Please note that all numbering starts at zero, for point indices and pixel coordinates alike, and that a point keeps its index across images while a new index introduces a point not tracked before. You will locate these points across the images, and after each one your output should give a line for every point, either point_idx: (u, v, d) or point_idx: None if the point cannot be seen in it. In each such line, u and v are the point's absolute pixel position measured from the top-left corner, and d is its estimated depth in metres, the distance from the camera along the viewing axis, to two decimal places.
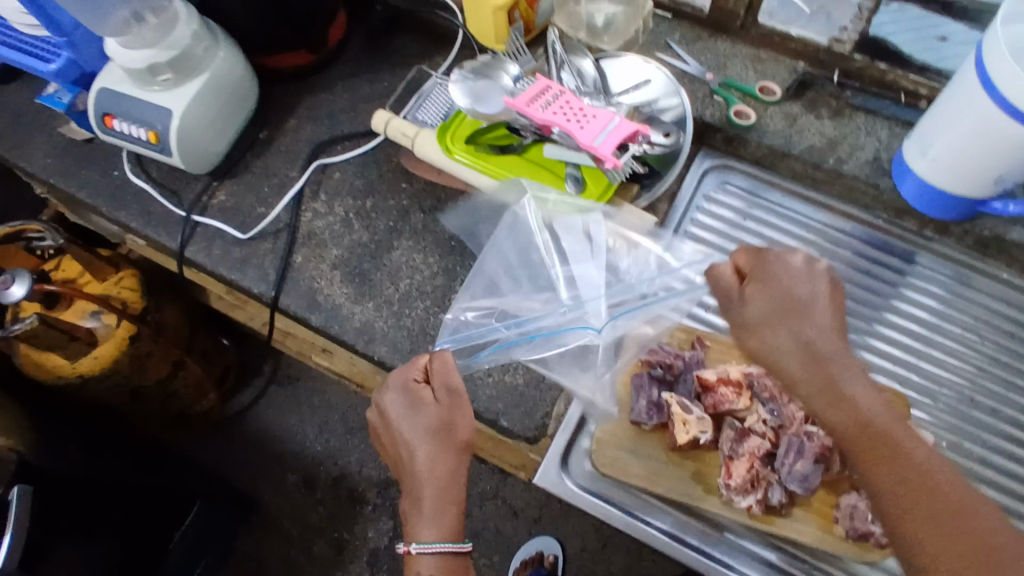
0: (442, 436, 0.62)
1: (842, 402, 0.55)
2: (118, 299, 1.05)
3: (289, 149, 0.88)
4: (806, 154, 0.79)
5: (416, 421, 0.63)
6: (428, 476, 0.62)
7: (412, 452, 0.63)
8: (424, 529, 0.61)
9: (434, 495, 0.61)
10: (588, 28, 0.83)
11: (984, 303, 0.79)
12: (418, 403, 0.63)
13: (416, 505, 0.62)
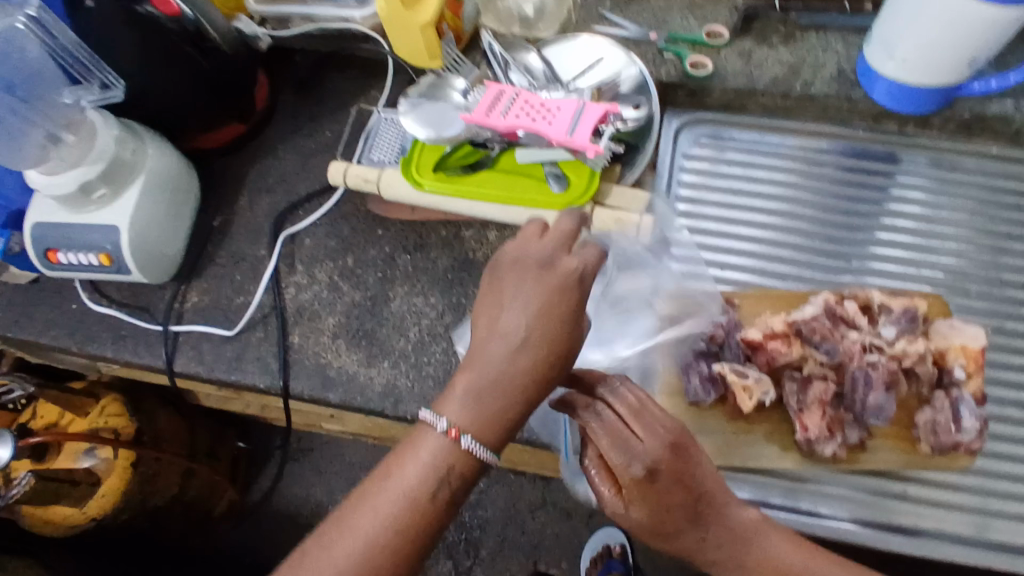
0: (562, 338, 0.51)
1: (747, 548, 0.55)
2: (107, 428, 0.98)
3: (250, 228, 0.83)
4: (772, 86, 0.77)
5: (545, 299, 0.52)
6: (524, 365, 0.50)
7: (521, 331, 0.51)
8: (458, 410, 0.49)
9: (506, 386, 0.50)
10: (520, 19, 0.80)
11: (980, 182, 0.79)
12: (563, 287, 0.52)
13: (472, 385, 0.50)
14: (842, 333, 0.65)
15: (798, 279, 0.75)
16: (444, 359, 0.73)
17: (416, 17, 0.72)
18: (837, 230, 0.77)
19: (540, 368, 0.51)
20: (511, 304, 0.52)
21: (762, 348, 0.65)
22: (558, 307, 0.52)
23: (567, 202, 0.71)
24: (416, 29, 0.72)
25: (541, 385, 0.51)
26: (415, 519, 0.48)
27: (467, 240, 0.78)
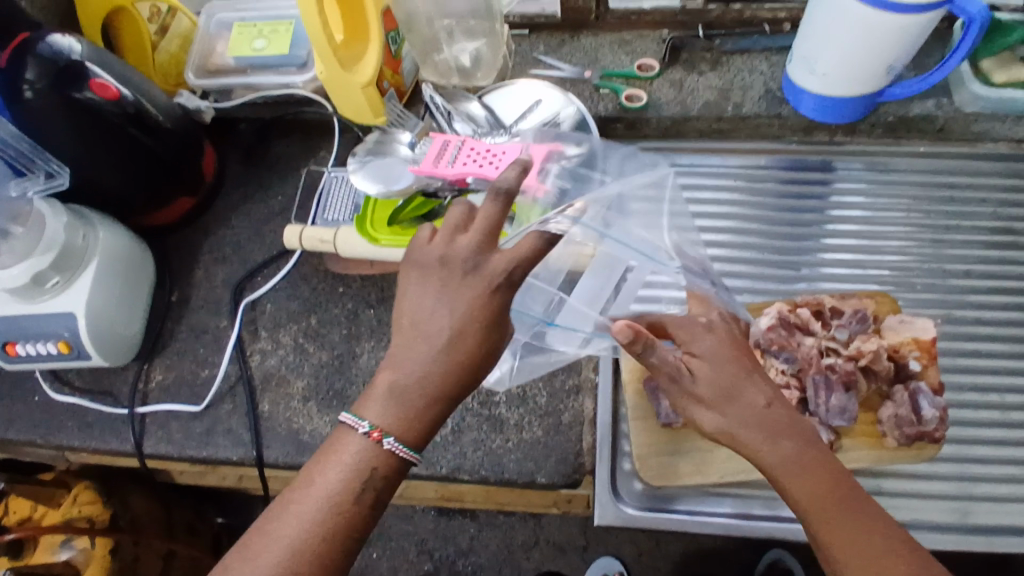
0: (485, 342, 0.50)
1: (772, 442, 0.55)
2: (81, 518, 0.94)
3: (210, 299, 0.82)
4: (705, 111, 0.81)
5: (469, 299, 0.50)
6: (446, 369, 0.49)
7: (444, 336, 0.50)
8: (378, 411, 0.49)
9: (428, 389, 0.49)
10: (459, 70, 0.82)
11: (911, 181, 0.83)
12: (489, 294, 0.50)
13: (394, 391, 0.49)
14: (799, 340, 0.67)
15: (754, 291, 0.77)
16: None
17: (359, 76, 0.74)
18: (783, 241, 0.80)
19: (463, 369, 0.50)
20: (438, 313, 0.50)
21: None
22: (481, 306, 0.50)
23: None
24: (359, 87, 0.74)
25: (463, 386, 0.50)
26: (337, 522, 0.47)
27: None
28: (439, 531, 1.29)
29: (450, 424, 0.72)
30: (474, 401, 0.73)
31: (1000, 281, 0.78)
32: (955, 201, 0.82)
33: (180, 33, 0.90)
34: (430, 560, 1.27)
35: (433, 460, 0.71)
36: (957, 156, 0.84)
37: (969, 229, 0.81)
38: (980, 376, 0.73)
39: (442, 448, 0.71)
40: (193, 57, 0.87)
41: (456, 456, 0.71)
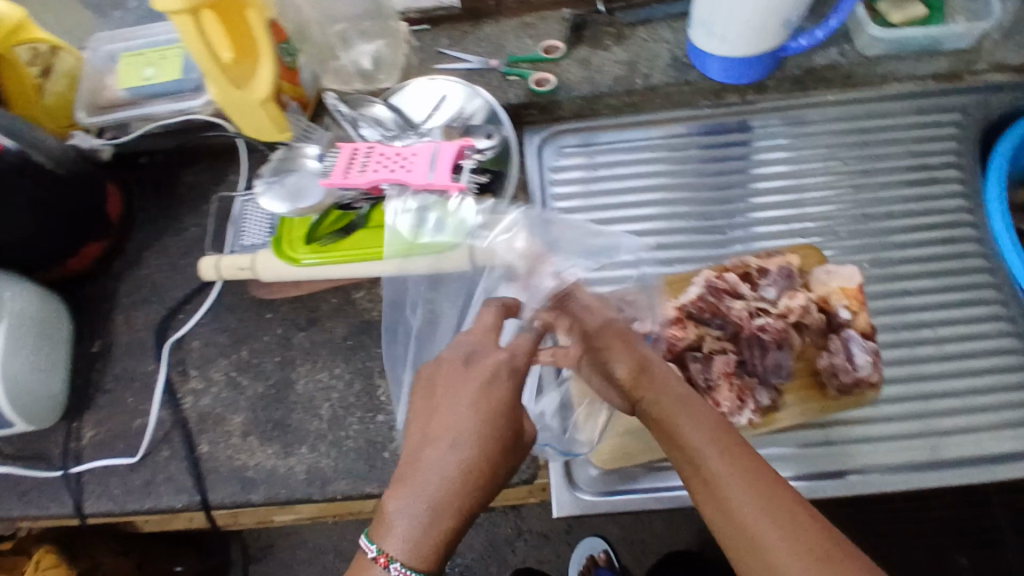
0: (496, 436, 0.54)
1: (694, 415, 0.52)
2: None
3: (133, 344, 0.78)
4: (615, 87, 0.80)
5: (502, 441, 0.54)
6: (466, 476, 0.51)
7: (462, 439, 0.52)
8: (396, 540, 0.49)
9: (446, 497, 0.50)
10: (360, 75, 0.79)
11: (826, 131, 0.84)
12: (490, 382, 0.55)
13: (411, 504, 0.50)
14: (729, 304, 0.69)
15: (685, 260, 0.78)
16: (362, 428, 0.71)
17: (254, 93, 0.70)
18: (709, 206, 0.80)
19: (488, 471, 0.52)
20: (454, 411, 0.54)
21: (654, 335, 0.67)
22: (496, 406, 0.54)
23: (446, 243, 0.71)
24: (257, 104, 0.70)
25: (482, 477, 0.52)
26: None
27: (359, 302, 0.77)
28: None
29: (398, 439, 0.70)
30: None
31: (920, 219, 0.79)
32: (869, 145, 0.83)
33: (65, 71, 0.84)
34: None
35: (385, 477, 0.69)
36: (868, 100, 0.85)
37: (886, 171, 0.82)
38: (909, 313, 0.75)
39: (393, 464, 0.69)
40: (82, 97, 0.82)
41: None
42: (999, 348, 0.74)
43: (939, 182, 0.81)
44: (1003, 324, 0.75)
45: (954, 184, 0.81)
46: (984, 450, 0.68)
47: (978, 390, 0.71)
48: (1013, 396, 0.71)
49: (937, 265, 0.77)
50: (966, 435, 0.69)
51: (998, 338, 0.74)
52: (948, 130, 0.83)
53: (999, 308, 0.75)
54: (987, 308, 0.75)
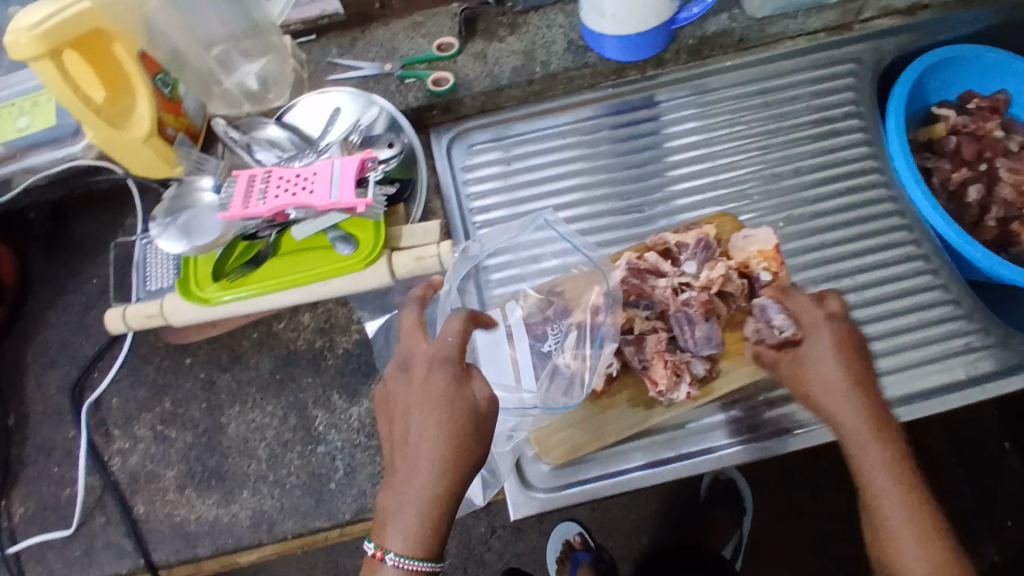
0: (449, 417, 0.52)
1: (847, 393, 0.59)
2: None
3: (47, 412, 0.73)
4: (515, 78, 0.79)
5: (456, 423, 0.52)
6: (433, 465, 0.51)
7: (418, 433, 0.53)
8: (388, 535, 0.52)
9: (423, 488, 0.51)
10: (247, 96, 0.76)
11: (730, 95, 0.84)
12: (429, 371, 0.54)
13: (396, 501, 0.52)
14: (653, 283, 0.69)
15: (609, 244, 0.78)
16: (303, 462, 0.69)
17: (134, 131, 0.66)
18: (625, 186, 0.80)
19: (454, 454, 0.52)
20: (410, 408, 0.54)
21: (588, 323, 0.68)
22: (442, 391, 0.53)
23: (361, 261, 0.68)
24: (139, 143, 0.66)
25: (450, 460, 0.52)
26: None
27: (282, 332, 0.74)
28: None
29: (342, 467, 0.68)
30: (361, 436, 0.69)
31: (829, 171, 0.81)
32: (771, 105, 0.84)
33: None
34: None
35: (333, 508, 0.67)
36: (766, 61, 0.85)
37: (791, 128, 0.83)
38: (828, 265, 0.77)
39: (340, 494, 0.67)
40: None
41: (357, 498, 0.67)
42: (917, 287, 0.76)
43: (843, 134, 0.83)
44: (917, 263, 0.78)
45: (857, 133, 0.83)
46: (911, 388, 0.72)
47: (901, 330, 0.74)
48: (932, 331, 0.74)
49: (849, 214, 0.79)
50: (893, 377, 0.72)
51: (914, 277, 0.77)
52: (845, 81, 0.85)
53: (913, 248, 0.78)
54: (900, 250, 0.78)
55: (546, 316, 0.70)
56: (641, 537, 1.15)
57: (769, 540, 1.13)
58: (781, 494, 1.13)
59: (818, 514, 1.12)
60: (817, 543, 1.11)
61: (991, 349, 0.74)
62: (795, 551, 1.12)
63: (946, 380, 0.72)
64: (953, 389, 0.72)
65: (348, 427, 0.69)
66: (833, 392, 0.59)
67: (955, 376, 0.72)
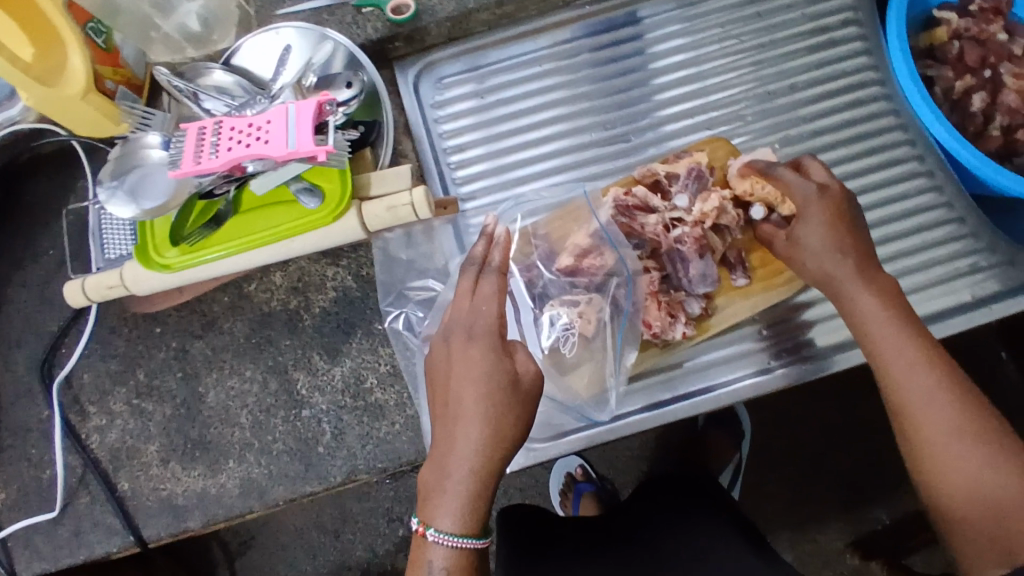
0: (492, 388, 0.51)
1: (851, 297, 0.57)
2: None
3: (17, 392, 0.70)
4: (482, 1, 0.72)
5: (497, 396, 0.50)
6: (475, 442, 0.50)
7: (460, 409, 0.51)
8: (430, 510, 0.50)
9: (465, 461, 0.49)
10: (189, 39, 0.69)
11: (719, 7, 0.77)
12: (470, 342, 0.53)
13: (437, 477, 0.50)
14: (642, 220, 0.65)
15: (596, 178, 0.73)
16: (289, 428, 0.66)
17: (69, 88, 0.59)
18: (610, 113, 0.75)
19: (496, 430, 0.50)
20: (450, 383, 0.52)
21: (577, 270, 0.64)
22: (481, 362, 0.51)
23: (330, 214, 0.64)
24: (78, 101, 0.60)
25: (492, 433, 0.50)
26: None
27: (254, 294, 0.70)
28: (400, 497, 1.22)
29: (329, 430, 0.66)
30: (346, 397, 0.66)
31: (826, 86, 0.76)
32: (763, 15, 0.77)
33: None
34: (401, 526, 1.22)
35: (324, 472, 0.65)
36: None
37: (786, 41, 0.77)
38: None
39: (330, 458, 0.65)
40: None
41: (347, 460, 0.65)
42: (920, 206, 0.72)
43: (841, 43, 0.77)
44: (921, 180, 0.73)
45: (856, 43, 0.77)
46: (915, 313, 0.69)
47: (904, 253, 0.71)
48: (936, 252, 0.71)
49: (848, 131, 0.74)
50: None
51: (917, 196, 0.73)
52: None
53: (916, 165, 0.74)
54: (903, 168, 0.74)
55: (532, 262, 0.66)
56: (642, 468, 1.15)
57: (771, 463, 1.13)
58: (782, 417, 1.13)
59: (818, 435, 1.12)
60: (818, 464, 1.12)
61: (997, 268, 0.71)
62: (796, 473, 1.12)
63: (950, 302, 0.69)
64: (956, 312, 0.69)
65: (332, 389, 0.67)
66: (853, 284, 0.57)
67: (959, 298, 0.69)
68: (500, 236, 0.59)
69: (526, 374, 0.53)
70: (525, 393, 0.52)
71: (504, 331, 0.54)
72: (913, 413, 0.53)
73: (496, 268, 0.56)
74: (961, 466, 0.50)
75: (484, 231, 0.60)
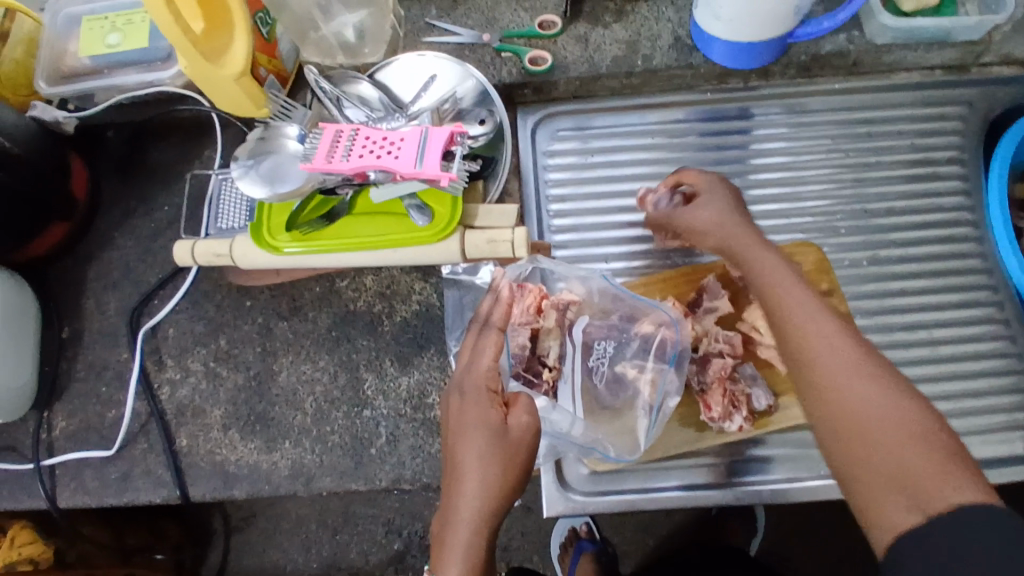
0: (480, 437, 0.54)
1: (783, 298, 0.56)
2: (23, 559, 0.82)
3: (103, 332, 0.74)
4: (614, 68, 0.76)
5: (483, 445, 0.53)
6: (465, 491, 0.52)
7: (454, 460, 0.54)
8: (441, 559, 0.51)
9: (467, 509, 0.52)
10: (342, 47, 0.74)
11: (829, 120, 0.80)
12: (461, 399, 0.56)
13: (444, 528, 0.52)
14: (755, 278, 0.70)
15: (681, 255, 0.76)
16: (348, 423, 0.69)
17: (227, 70, 0.64)
18: None
19: (486, 481, 0.52)
20: (448, 437, 0.56)
21: (654, 336, 0.67)
22: (470, 415, 0.55)
23: (434, 234, 0.67)
24: (231, 81, 0.65)
25: (486, 482, 0.52)
26: None
27: (343, 291, 0.73)
28: (404, 508, 1.23)
29: (385, 434, 0.68)
30: (407, 407, 0.69)
31: (920, 215, 0.78)
32: (873, 136, 0.80)
33: (23, 37, 0.77)
34: (399, 537, 1.23)
35: (371, 475, 0.67)
36: (873, 90, 0.81)
37: (887, 165, 0.79)
38: (905, 313, 0.74)
39: (379, 462, 0.68)
40: (42, 61, 0.76)
41: (395, 467, 0.67)
42: (989, 351, 0.74)
43: (941, 178, 0.79)
44: (995, 326, 0.75)
45: (957, 180, 0.79)
46: None
47: (967, 393, 0.72)
48: (999, 399, 0.72)
49: (931, 262, 0.76)
50: None
51: (988, 340, 0.74)
52: (953, 124, 0.81)
53: (993, 310, 0.75)
54: (979, 310, 0.75)
55: (612, 322, 0.68)
56: (647, 539, 1.15)
57: (778, 565, 1.12)
58: (797, 522, 1.12)
59: (832, 550, 1.10)
60: None
61: None
62: None
63: (1003, 451, 0.70)
64: (1007, 463, 0.70)
65: (395, 396, 0.70)
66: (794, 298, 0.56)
67: (1013, 449, 0.70)
68: (505, 294, 0.61)
69: (520, 424, 0.55)
70: (520, 440, 0.54)
71: (498, 385, 0.57)
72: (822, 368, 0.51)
73: (500, 312, 0.60)
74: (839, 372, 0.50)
75: (495, 289, 0.63)
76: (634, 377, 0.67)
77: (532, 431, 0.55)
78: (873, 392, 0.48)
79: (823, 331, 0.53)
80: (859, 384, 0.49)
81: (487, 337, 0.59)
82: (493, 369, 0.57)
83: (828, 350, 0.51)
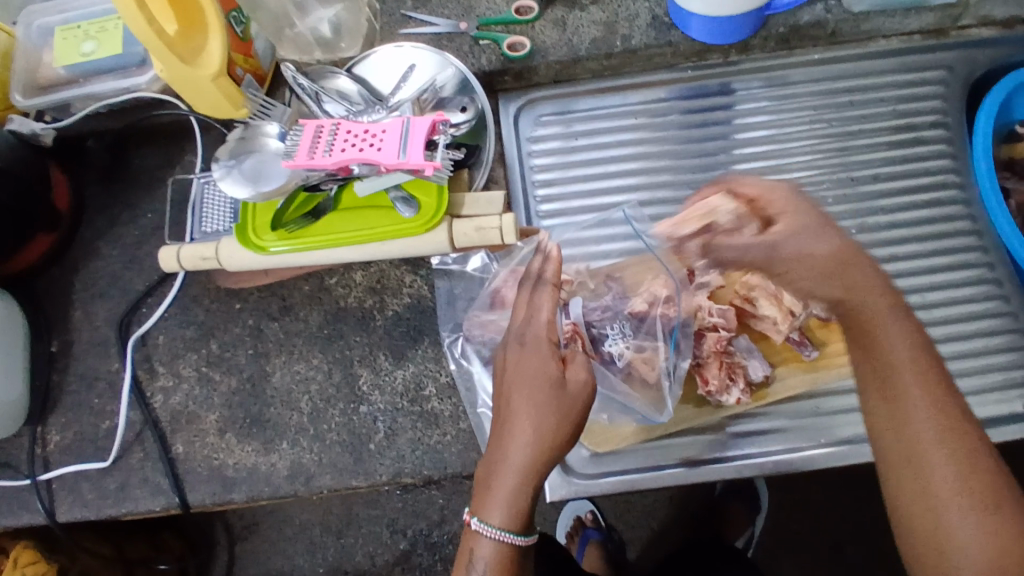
0: (544, 390, 0.53)
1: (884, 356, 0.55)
2: None
3: (92, 343, 0.74)
4: (593, 50, 0.76)
5: (540, 396, 0.52)
6: (517, 439, 0.52)
7: (507, 406, 0.53)
8: (488, 504, 0.52)
9: (520, 459, 0.51)
10: (319, 43, 0.74)
11: (811, 91, 0.80)
12: (524, 351, 0.55)
13: (494, 473, 0.52)
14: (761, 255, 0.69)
15: None
16: (345, 420, 0.68)
17: (202, 71, 0.63)
18: (693, 174, 0.78)
19: (541, 433, 0.51)
20: (502, 385, 0.55)
21: (650, 316, 0.67)
22: (530, 366, 0.54)
23: (422, 225, 0.67)
24: (207, 81, 0.64)
25: (543, 434, 0.51)
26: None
27: (333, 288, 0.73)
28: (409, 508, 1.23)
29: (383, 429, 0.68)
30: (404, 401, 0.69)
31: (908, 182, 0.78)
32: (855, 105, 0.80)
33: None
34: (404, 538, 1.22)
35: (371, 470, 0.67)
36: (853, 59, 0.81)
37: (871, 133, 0.79)
38: (898, 279, 0.74)
39: (378, 457, 0.67)
40: (16, 73, 0.75)
41: (395, 462, 0.67)
42: (984, 312, 0.74)
43: (926, 144, 0.79)
44: (988, 287, 0.75)
45: (941, 144, 0.79)
46: None
47: (962, 356, 0.72)
48: (996, 358, 0.72)
49: (921, 228, 0.76)
50: None
51: (982, 301, 0.74)
52: (934, 88, 0.81)
53: (984, 271, 0.75)
54: (971, 272, 0.75)
55: (605, 303, 0.69)
56: (651, 521, 1.14)
57: (785, 543, 1.11)
58: (801, 499, 1.11)
59: (837, 524, 1.10)
60: (830, 554, 1.10)
61: None
62: (808, 555, 1.10)
63: (1003, 412, 0.70)
64: (1008, 421, 0.70)
65: (391, 390, 0.69)
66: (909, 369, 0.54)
67: (1013, 408, 0.70)
68: (553, 253, 0.62)
69: (580, 382, 0.54)
70: (578, 393, 0.53)
71: (556, 340, 0.56)
72: (927, 455, 0.52)
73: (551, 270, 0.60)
74: (945, 461, 0.51)
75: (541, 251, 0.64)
76: (631, 357, 0.67)
77: (589, 389, 0.54)
78: (967, 473, 0.51)
79: (931, 403, 0.53)
80: (960, 495, 0.51)
81: (546, 292, 0.59)
82: (549, 325, 0.57)
83: (937, 429, 0.52)
